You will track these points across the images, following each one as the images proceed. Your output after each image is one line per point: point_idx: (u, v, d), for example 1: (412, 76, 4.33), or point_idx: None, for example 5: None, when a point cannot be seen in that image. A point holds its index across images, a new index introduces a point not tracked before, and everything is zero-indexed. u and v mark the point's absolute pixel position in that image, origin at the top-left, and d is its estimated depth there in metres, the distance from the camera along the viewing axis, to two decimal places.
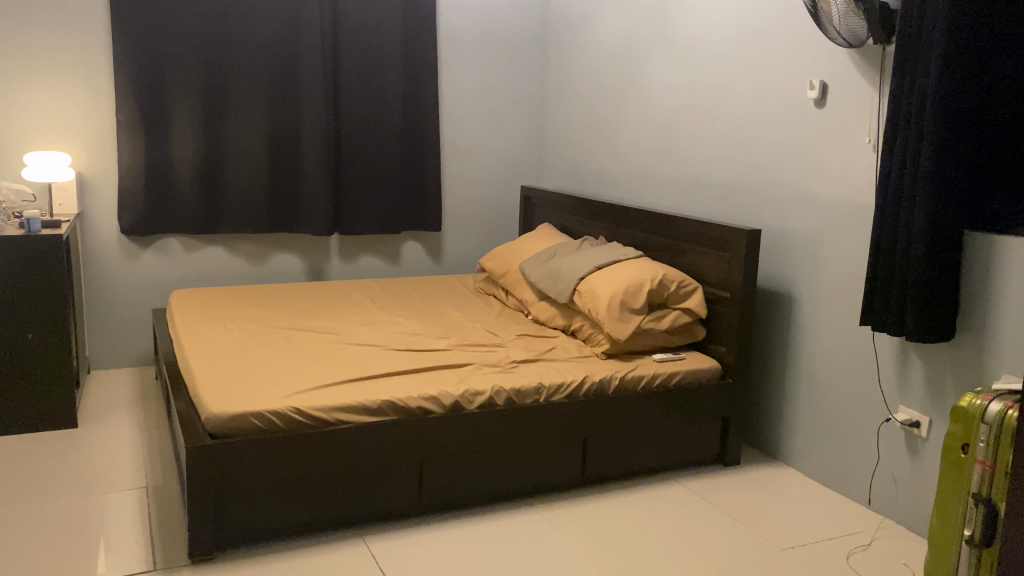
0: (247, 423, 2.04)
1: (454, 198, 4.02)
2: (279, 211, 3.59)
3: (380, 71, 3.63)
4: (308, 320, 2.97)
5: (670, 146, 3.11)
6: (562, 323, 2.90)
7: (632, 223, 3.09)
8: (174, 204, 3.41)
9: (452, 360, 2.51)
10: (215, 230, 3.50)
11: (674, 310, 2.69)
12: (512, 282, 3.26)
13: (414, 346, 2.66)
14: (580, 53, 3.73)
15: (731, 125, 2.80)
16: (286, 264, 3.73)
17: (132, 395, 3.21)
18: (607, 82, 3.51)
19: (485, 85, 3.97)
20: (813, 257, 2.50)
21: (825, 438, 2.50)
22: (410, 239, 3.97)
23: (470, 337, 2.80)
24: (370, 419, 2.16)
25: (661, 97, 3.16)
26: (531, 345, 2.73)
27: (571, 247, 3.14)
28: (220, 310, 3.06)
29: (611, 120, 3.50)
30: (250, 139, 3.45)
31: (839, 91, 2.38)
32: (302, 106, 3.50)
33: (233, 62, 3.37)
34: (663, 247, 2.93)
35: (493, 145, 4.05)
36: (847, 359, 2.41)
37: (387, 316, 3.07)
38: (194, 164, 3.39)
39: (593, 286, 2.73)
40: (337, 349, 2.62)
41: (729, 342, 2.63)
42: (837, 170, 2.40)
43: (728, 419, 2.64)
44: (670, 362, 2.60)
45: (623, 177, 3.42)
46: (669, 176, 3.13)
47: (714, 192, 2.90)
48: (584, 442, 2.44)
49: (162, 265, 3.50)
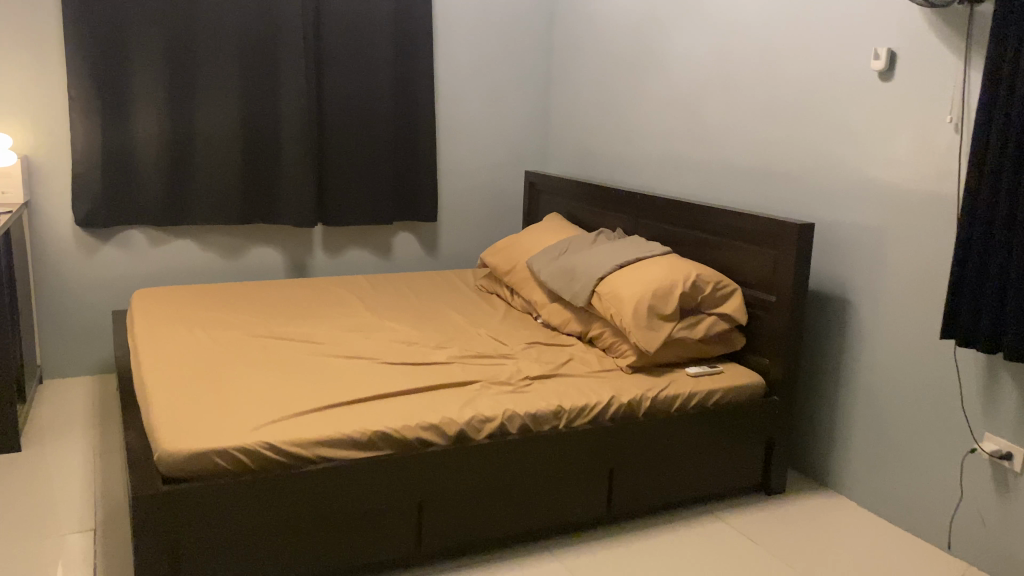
0: (210, 463, 1.68)
1: (452, 185, 3.65)
2: (255, 201, 3.21)
3: (368, 43, 3.23)
4: (288, 326, 2.61)
5: (697, 127, 2.75)
6: (578, 329, 2.55)
7: (657, 213, 2.73)
8: (138, 192, 3.02)
9: (455, 377, 2.15)
10: (183, 221, 3.12)
11: (709, 316, 2.34)
12: (518, 281, 2.90)
13: (410, 359, 2.30)
14: (592, 24, 3.35)
15: (771, 103, 2.44)
16: (265, 258, 3.35)
17: (90, 409, 2.83)
18: (625, 56, 3.14)
19: (486, 59, 3.58)
20: (877, 255, 2.15)
21: (894, 466, 2.16)
22: (403, 230, 3.59)
23: (473, 346, 2.44)
24: (359, 453, 1.80)
25: (686, 72, 2.79)
26: (543, 356, 2.37)
27: (585, 242, 2.78)
28: (189, 314, 2.69)
29: (628, 98, 3.13)
30: (222, 119, 3.07)
31: (910, 61, 2.02)
32: (282, 81, 3.11)
33: (202, 31, 2.98)
34: (694, 242, 2.58)
35: (494, 125, 3.67)
36: (920, 378, 2.06)
37: (378, 321, 2.70)
38: (159, 147, 3.00)
39: (617, 288, 2.38)
40: (321, 363, 2.26)
41: (774, 354, 2.28)
42: (908, 154, 2.04)
43: (773, 442, 2.30)
44: (707, 377, 2.25)
45: (643, 160, 3.06)
46: (696, 159, 2.77)
47: (750, 179, 2.54)
48: (610, 474, 2.08)
49: (125, 260, 3.11)
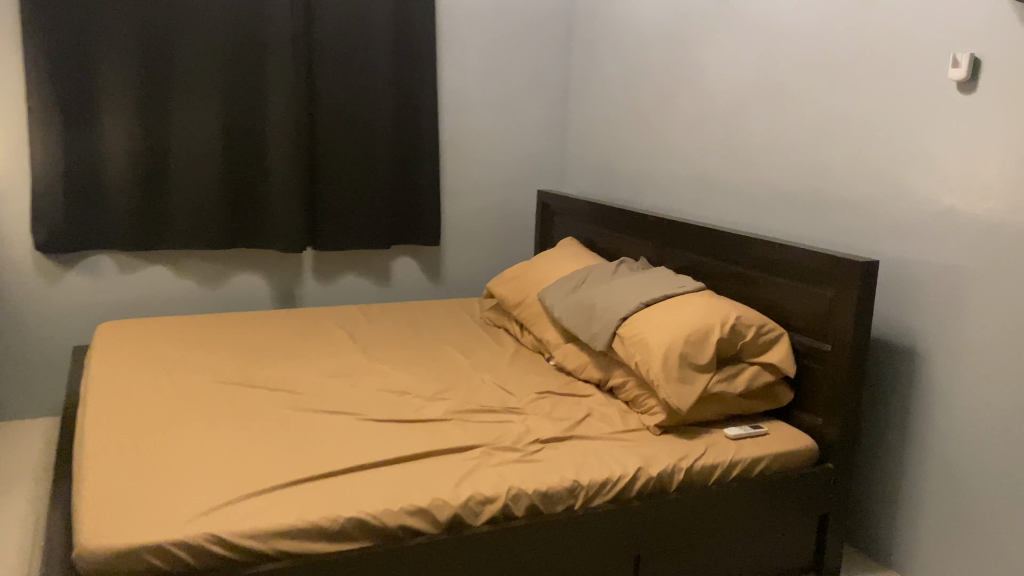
0: (141, 562, 1.36)
1: (459, 206, 3.33)
2: (238, 223, 2.89)
3: (366, 50, 2.92)
4: (265, 368, 2.29)
5: (738, 146, 2.42)
6: (597, 376, 2.21)
7: (688, 242, 2.39)
8: (106, 213, 2.72)
9: (452, 440, 1.82)
10: (157, 245, 2.80)
11: (750, 367, 2.01)
12: (529, 317, 2.57)
13: (400, 414, 1.98)
14: (616, 31, 3.03)
15: (825, 119, 2.11)
16: (250, 285, 3.03)
17: (42, 458, 2.52)
18: (654, 64, 2.81)
19: (498, 68, 3.27)
20: (957, 300, 1.80)
21: (974, 553, 1.81)
22: (403, 255, 3.27)
23: (475, 397, 2.11)
24: (329, 546, 1.47)
25: (725, 84, 2.46)
26: (556, 411, 2.04)
27: (605, 274, 2.45)
28: (155, 353, 2.38)
29: (657, 113, 2.81)
30: (201, 132, 2.76)
31: (1001, 69, 1.68)
32: (268, 90, 2.79)
33: (179, 34, 2.68)
34: (732, 277, 2.24)
35: (506, 140, 3.36)
36: (1012, 451, 1.71)
37: (369, 362, 2.38)
38: (130, 164, 2.70)
39: (643, 332, 2.04)
40: (297, 421, 1.93)
41: (830, 413, 1.94)
42: (998, 180, 1.70)
43: (827, 517, 1.95)
44: (748, 442, 1.91)
45: (672, 181, 2.73)
46: (736, 181, 2.44)
47: (800, 205, 2.20)
48: (636, 560, 1.74)
49: (91, 288, 2.81)
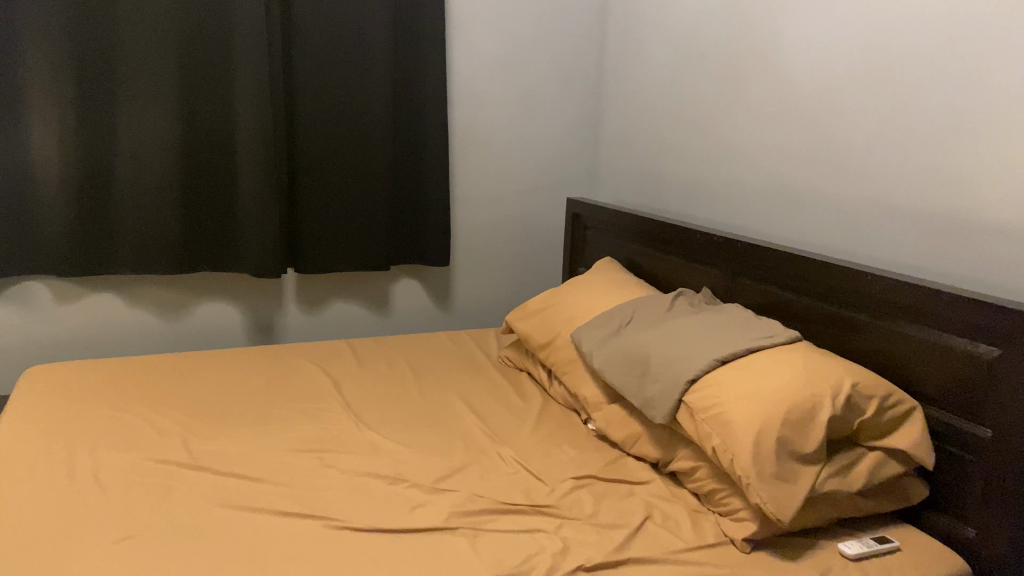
0: None
1: (471, 218, 2.80)
2: (202, 242, 2.38)
3: (358, 35, 2.37)
4: (219, 438, 1.77)
5: (833, 150, 1.86)
6: (654, 454, 1.67)
7: (768, 272, 1.84)
8: (36, 231, 2.20)
9: (459, 572, 1.28)
10: (103, 269, 2.29)
11: (870, 454, 1.46)
12: (559, 364, 2.03)
13: (388, 519, 1.44)
14: (664, 9, 2.47)
15: (964, 115, 1.55)
16: (219, 316, 2.54)
17: None
18: (715, 45, 2.25)
19: (517, 55, 2.72)
20: None
21: None
22: (403, 277, 2.75)
23: (492, 488, 1.57)
24: None
25: (815, 71, 1.90)
26: (602, 511, 1.50)
27: (659, 311, 1.90)
28: (82, 414, 1.85)
29: (718, 107, 2.25)
30: (154, 132, 2.23)
31: None
32: (235, 79, 2.25)
33: (123, 10, 2.14)
34: (832, 322, 1.69)
35: (527, 140, 2.81)
36: None
37: (354, 428, 1.85)
38: (65, 172, 2.18)
39: (721, 403, 1.49)
40: (245, 530, 1.40)
41: (991, 524, 1.38)
42: None
43: None
44: (875, 565, 1.37)
45: (739, 190, 2.19)
46: (830, 192, 1.88)
47: (925, 228, 1.65)
48: None
49: (23, 323, 2.32)
